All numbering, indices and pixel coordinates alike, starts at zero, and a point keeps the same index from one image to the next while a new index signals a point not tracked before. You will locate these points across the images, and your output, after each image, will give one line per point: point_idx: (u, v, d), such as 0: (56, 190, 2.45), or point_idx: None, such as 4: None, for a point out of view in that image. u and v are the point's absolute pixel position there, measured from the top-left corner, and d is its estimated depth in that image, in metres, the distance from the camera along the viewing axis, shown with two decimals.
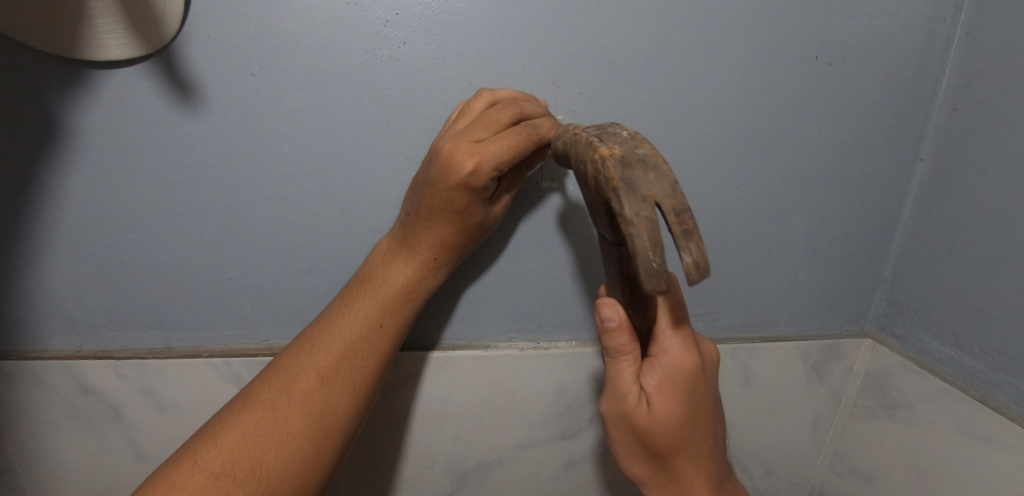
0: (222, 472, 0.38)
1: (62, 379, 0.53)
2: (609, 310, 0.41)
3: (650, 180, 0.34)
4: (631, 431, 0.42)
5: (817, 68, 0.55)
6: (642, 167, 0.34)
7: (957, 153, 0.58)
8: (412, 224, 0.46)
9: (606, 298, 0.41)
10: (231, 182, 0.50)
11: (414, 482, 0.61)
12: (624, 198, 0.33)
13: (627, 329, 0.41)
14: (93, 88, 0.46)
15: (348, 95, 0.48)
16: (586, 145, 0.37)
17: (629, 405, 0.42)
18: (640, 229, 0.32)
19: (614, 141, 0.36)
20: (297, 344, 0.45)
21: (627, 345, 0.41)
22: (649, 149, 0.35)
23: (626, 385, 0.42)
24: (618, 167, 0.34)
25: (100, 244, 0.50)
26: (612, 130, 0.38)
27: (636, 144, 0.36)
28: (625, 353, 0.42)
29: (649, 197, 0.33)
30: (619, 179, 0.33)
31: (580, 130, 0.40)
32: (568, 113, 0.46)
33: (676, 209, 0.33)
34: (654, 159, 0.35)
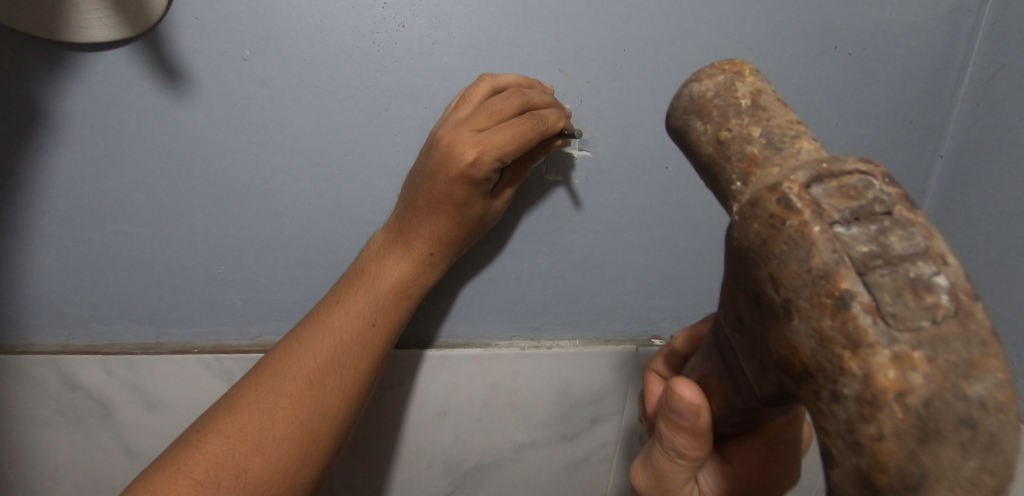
0: (206, 479, 0.36)
1: (49, 375, 0.51)
2: (687, 406, 0.35)
3: (958, 408, 0.21)
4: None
5: (837, 59, 0.53)
6: (911, 290, 0.23)
7: (981, 149, 0.55)
8: (408, 217, 0.43)
9: (688, 394, 0.34)
10: (221, 172, 0.48)
11: (412, 482, 0.60)
12: (870, 410, 0.22)
13: (694, 435, 0.36)
14: (76, 72, 0.43)
15: (343, 82, 0.46)
16: (799, 236, 0.24)
17: (675, 489, 0.39)
18: (887, 440, 0.22)
19: (902, 296, 0.22)
20: (287, 343, 0.43)
21: (693, 447, 0.36)
22: (947, 268, 0.23)
23: (677, 482, 0.39)
24: (844, 334, 0.22)
25: (86, 236, 0.48)
26: (838, 177, 0.25)
27: (914, 254, 0.23)
28: (689, 454, 0.37)
29: (897, 353, 0.22)
30: (815, 225, 0.24)
31: (759, 159, 0.27)
32: (747, 88, 0.29)
33: (947, 401, 0.21)
34: (907, 276, 0.23)
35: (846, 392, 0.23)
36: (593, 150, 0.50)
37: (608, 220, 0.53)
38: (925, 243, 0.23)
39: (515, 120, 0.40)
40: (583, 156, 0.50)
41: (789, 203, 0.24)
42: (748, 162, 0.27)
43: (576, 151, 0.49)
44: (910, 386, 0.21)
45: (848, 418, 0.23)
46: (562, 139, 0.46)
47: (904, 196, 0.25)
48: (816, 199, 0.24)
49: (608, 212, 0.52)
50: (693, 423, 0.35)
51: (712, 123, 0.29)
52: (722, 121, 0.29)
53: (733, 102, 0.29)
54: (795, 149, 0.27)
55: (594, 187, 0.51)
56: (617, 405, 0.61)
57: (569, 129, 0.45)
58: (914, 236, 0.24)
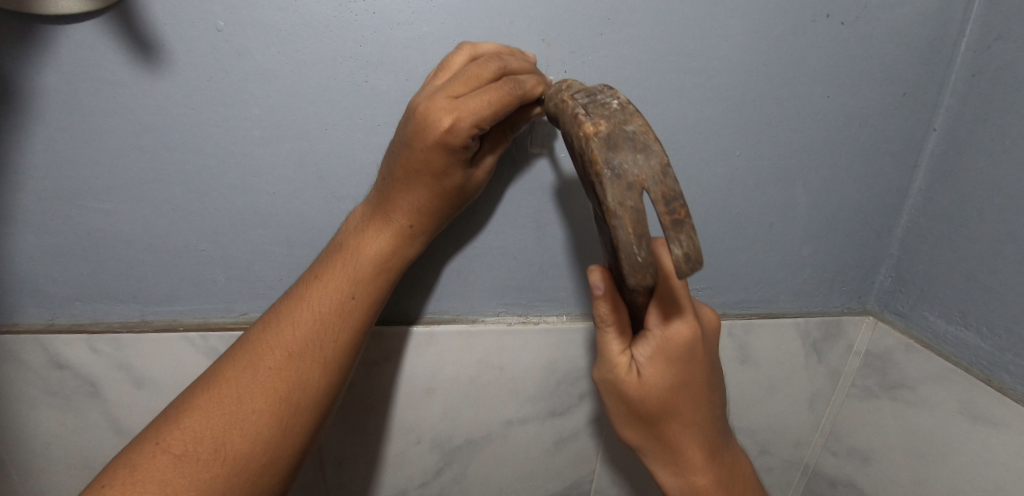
0: (185, 453, 0.36)
1: (36, 354, 0.51)
2: (597, 277, 0.38)
3: (637, 162, 0.32)
4: (619, 397, 0.41)
5: (828, 27, 0.51)
6: (631, 145, 0.32)
7: (973, 122, 0.54)
8: (387, 189, 0.43)
9: (598, 268, 0.38)
10: (200, 148, 0.47)
11: (401, 458, 0.60)
12: (607, 185, 0.31)
13: (613, 301, 0.39)
14: (46, 44, 0.42)
15: (322, 53, 0.45)
16: (571, 117, 0.34)
17: (616, 370, 0.40)
18: (623, 218, 0.31)
19: (598, 110, 0.34)
20: (266, 318, 0.43)
21: (611, 316, 0.39)
22: (635, 118, 0.33)
23: (614, 354, 0.40)
24: (603, 150, 0.32)
25: (65, 214, 0.48)
26: (601, 99, 0.35)
27: (628, 123, 0.33)
28: (609, 323, 0.40)
29: (636, 183, 0.31)
30: (592, 138, 0.32)
31: (569, 97, 0.36)
32: (568, 82, 0.40)
33: (666, 194, 0.31)
34: (643, 139, 0.32)
35: (603, 195, 0.32)
36: None
37: (593, 195, 0.52)
38: (612, 94, 0.35)
39: (492, 85, 0.39)
40: None
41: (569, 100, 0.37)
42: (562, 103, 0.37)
43: (560, 124, 0.49)
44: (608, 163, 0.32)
45: (594, 175, 0.32)
46: (542, 107, 0.44)
47: (615, 88, 0.36)
48: (602, 90, 0.36)
49: None
50: (604, 292, 0.38)
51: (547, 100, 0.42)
52: (542, 92, 0.42)
53: (589, 89, 0.36)
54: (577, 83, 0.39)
55: None
56: None
57: (548, 97, 0.43)
58: (610, 93, 0.35)
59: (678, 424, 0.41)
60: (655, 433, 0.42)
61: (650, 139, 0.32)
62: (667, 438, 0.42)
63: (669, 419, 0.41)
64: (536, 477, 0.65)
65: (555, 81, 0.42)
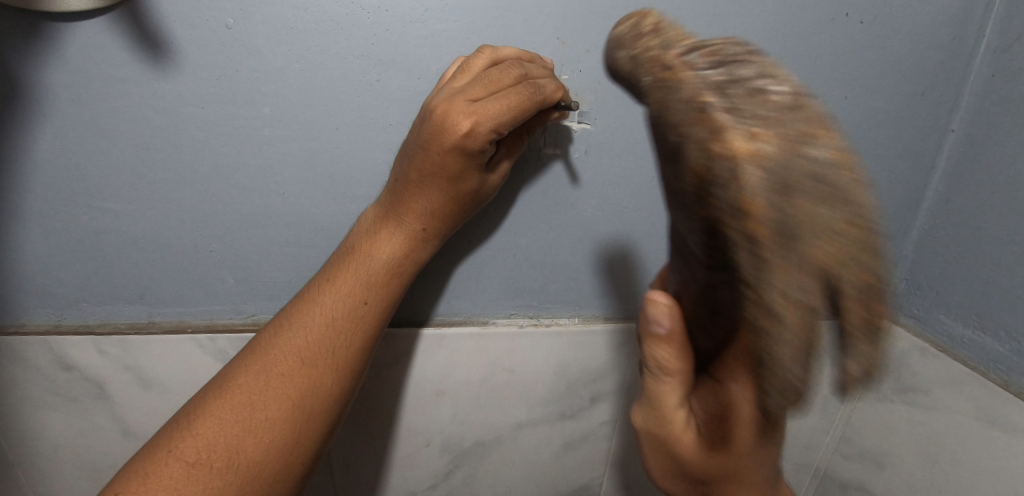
0: (197, 461, 0.35)
1: (43, 356, 0.51)
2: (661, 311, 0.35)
3: (825, 238, 0.25)
4: (665, 450, 0.38)
5: (847, 27, 0.50)
6: (784, 148, 0.24)
7: (994, 123, 0.53)
8: (400, 192, 0.42)
9: (661, 297, 0.35)
10: (209, 147, 0.46)
11: (409, 461, 0.60)
12: (774, 267, 0.25)
13: (676, 345, 0.35)
14: (53, 42, 0.41)
15: (333, 52, 0.44)
16: (684, 101, 0.27)
17: (669, 427, 0.37)
18: (788, 323, 0.25)
19: (746, 102, 0.25)
20: (278, 322, 0.42)
21: (675, 364, 0.36)
22: (820, 133, 0.25)
23: (670, 410, 0.37)
24: (763, 170, 0.24)
25: (72, 214, 0.47)
26: (746, 81, 0.26)
27: (791, 128, 0.25)
28: (670, 372, 0.36)
29: (749, 210, 0.24)
30: (716, 117, 0.25)
31: (680, 64, 0.27)
32: (651, 22, 0.30)
33: (831, 264, 0.25)
34: (782, 128, 0.25)
35: (743, 249, 0.25)
36: (592, 123, 0.48)
37: (607, 196, 0.51)
38: (755, 72, 0.26)
39: (511, 90, 0.38)
40: (582, 129, 0.48)
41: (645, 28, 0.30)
42: (665, 77, 0.28)
43: (575, 124, 0.48)
44: (777, 232, 0.24)
45: (744, 238, 0.25)
46: (559, 112, 0.44)
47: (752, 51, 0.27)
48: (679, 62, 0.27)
49: (607, 187, 0.51)
50: (668, 330, 0.35)
51: (628, 32, 0.31)
52: (629, 46, 0.30)
53: (644, 32, 0.30)
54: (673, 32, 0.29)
55: (593, 161, 0.49)
56: (616, 384, 0.60)
57: (566, 102, 0.43)
58: (765, 78, 0.26)
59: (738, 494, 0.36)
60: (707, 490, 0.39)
61: (850, 191, 0.25)
62: None
63: (723, 481, 0.37)
64: (545, 479, 0.65)
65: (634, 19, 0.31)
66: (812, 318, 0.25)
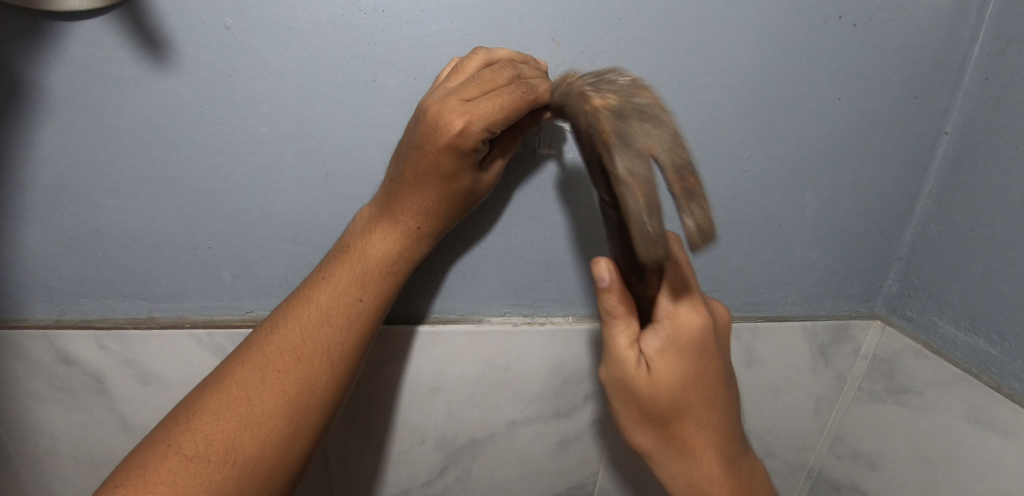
0: (196, 455, 0.36)
1: (44, 350, 0.52)
2: (604, 268, 0.39)
3: (643, 163, 0.32)
4: (629, 395, 0.41)
5: (839, 30, 0.51)
6: (638, 116, 0.33)
7: (986, 125, 0.53)
8: (395, 190, 0.43)
9: (603, 259, 0.39)
10: (208, 145, 0.47)
11: (405, 457, 0.60)
12: (617, 155, 0.32)
13: (621, 294, 0.40)
14: (55, 41, 0.42)
15: (330, 52, 0.45)
16: (581, 99, 0.36)
17: (626, 368, 0.40)
18: (636, 186, 0.31)
19: (631, 117, 0.33)
20: (274, 319, 0.43)
21: (619, 307, 0.40)
22: (698, 189, 0.32)
23: (623, 349, 0.40)
24: (614, 122, 0.33)
25: (73, 210, 0.48)
26: (628, 96, 0.34)
27: (662, 130, 0.32)
28: (617, 315, 0.40)
29: (647, 151, 0.32)
30: (612, 132, 0.32)
31: (594, 97, 0.35)
32: (575, 76, 0.40)
33: (677, 166, 0.32)
34: (653, 108, 0.33)
35: (632, 203, 0.32)
36: None
37: (600, 196, 0.52)
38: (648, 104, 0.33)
39: (504, 89, 0.39)
40: (576, 129, 0.48)
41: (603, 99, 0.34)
42: (588, 101, 0.35)
43: (569, 124, 0.48)
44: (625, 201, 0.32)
45: (636, 277, 0.34)
46: (553, 112, 0.45)
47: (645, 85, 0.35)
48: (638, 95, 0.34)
49: None
50: (611, 283, 0.39)
51: (571, 79, 0.40)
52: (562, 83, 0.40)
53: (632, 101, 0.34)
54: (620, 77, 0.37)
55: (587, 161, 0.50)
56: None
57: None
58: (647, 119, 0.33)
59: (688, 423, 0.41)
60: (666, 433, 0.42)
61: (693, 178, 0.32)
62: (680, 438, 0.41)
63: (679, 417, 0.41)
64: (539, 477, 0.65)
65: (595, 76, 0.38)
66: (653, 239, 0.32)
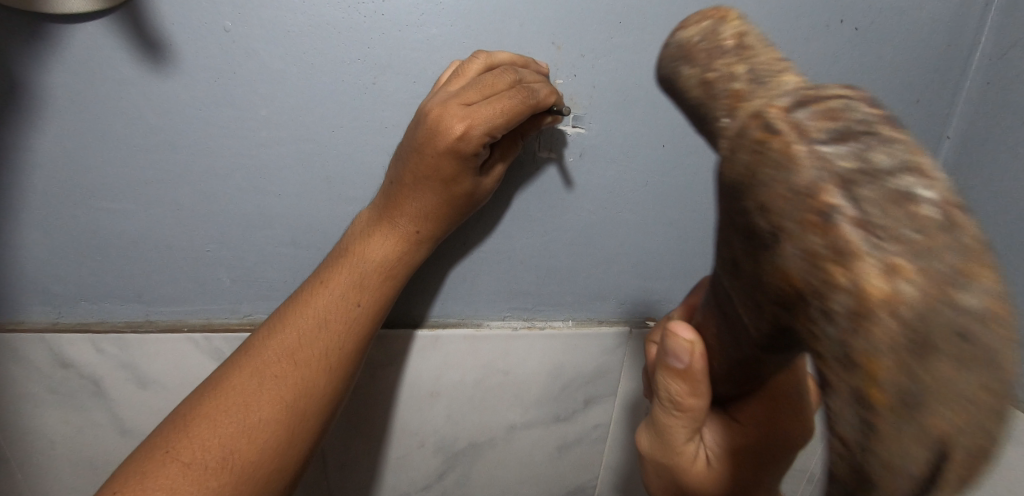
0: (192, 461, 0.36)
1: (41, 353, 0.51)
2: (684, 348, 0.34)
3: (966, 313, 0.17)
4: (671, 474, 0.41)
5: (842, 34, 0.51)
6: (905, 221, 0.18)
7: (987, 131, 0.53)
8: (395, 194, 0.43)
9: (686, 336, 0.34)
10: (207, 148, 0.47)
11: (404, 461, 0.60)
12: (885, 437, 0.17)
13: (689, 382, 0.35)
14: (54, 44, 0.42)
15: (330, 55, 0.44)
16: (706, 138, 0.26)
17: (679, 458, 0.39)
18: (889, 495, 0.18)
19: (892, 215, 0.18)
20: (272, 323, 0.43)
21: (687, 398, 0.36)
22: (978, 270, 0.17)
23: (680, 443, 0.39)
24: (807, 279, 0.19)
25: (71, 213, 0.47)
26: (863, 138, 0.19)
27: (946, 262, 0.17)
28: (682, 409, 0.37)
29: (923, 416, 0.17)
30: (788, 139, 0.20)
31: (783, 118, 0.21)
32: (731, 29, 0.26)
33: (983, 395, 0.17)
34: (903, 248, 0.17)
35: (836, 320, 0.18)
36: (587, 127, 0.48)
37: (600, 199, 0.52)
38: (919, 182, 0.18)
39: (505, 94, 0.39)
40: (576, 133, 0.48)
41: (772, 127, 0.21)
42: (734, 98, 0.24)
43: (569, 127, 0.48)
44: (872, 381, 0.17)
45: (855, 398, 0.18)
46: (552, 116, 0.45)
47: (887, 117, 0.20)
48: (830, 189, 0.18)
49: (602, 191, 0.51)
50: (687, 367, 0.35)
51: (698, 67, 0.26)
52: (708, 63, 0.26)
53: (719, 43, 0.26)
54: (779, 82, 0.23)
55: (587, 165, 0.50)
56: (610, 386, 0.61)
57: (559, 106, 0.44)
58: (915, 175, 0.19)
59: None
60: None
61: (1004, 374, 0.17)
62: None
63: None
64: (539, 481, 0.65)
65: (721, 67, 0.25)
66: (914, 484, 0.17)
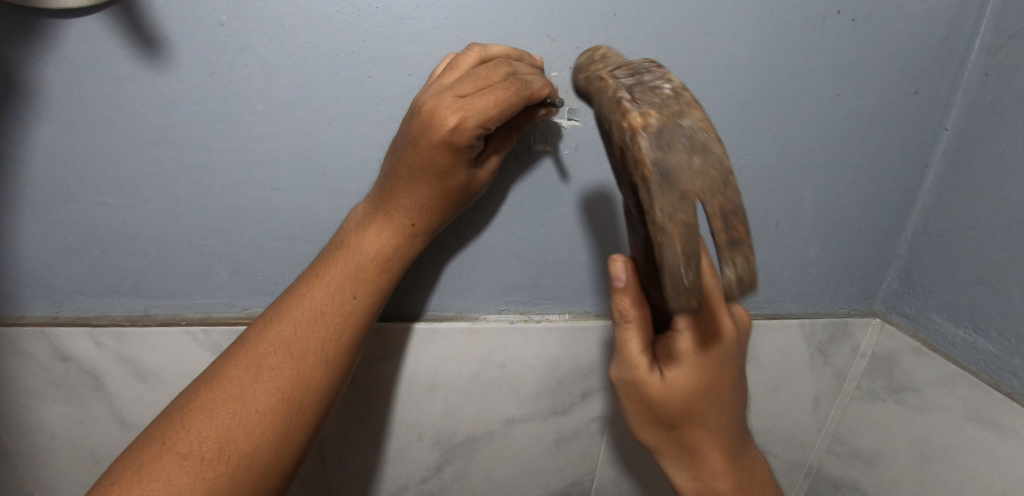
0: (190, 452, 0.36)
1: (42, 347, 0.52)
2: (620, 268, 0.38)
3: (694, 174, 0.31)
4: (637, 395, 0.41)
5: (838, 25, 0.50)
6: (685, 146, 0.32)
7: (985, 123, 0.53)
8: (389, 187, 0.43)
9: (620, 256, 0.38)
10: (202, 142, 0.47)
11: (402, 454, 0.60)
12: (657, 198, 0.31)
13: (633, 294, 0.39)
14: (50, 39, 0.42)
15: (324, 48, 0.44)
16: (613, 100, 0.34)
17: (638, 370, 0.40)
18: (672, 234, 0.31)
19: (675, 147, 0.32)
20: (267, 316, 0.43)
21: (631, 309, 0.39)
22: (691, 109, 0.33)
23: (634, 354, 0.40)
24: (655, 156, 0.31)
25: (68, 208, 0.48)
26: (648, 82, 0.34)
27: (685, 115, 0.33)
28: (630, 319, 0.40)
29: (688, 192, 0.31)
30: (607, 82, 0.35)
31: (609, 77, 0.35)
32: (602, 53, 0.39)
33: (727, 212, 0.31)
34: (700, 137, 0.32)
35: (667, 209, 0.31)
36: (582, 120, 0.48)
37: (595, 193, 0.52)
38: (700, 148, 0.32)
39: (499, 85, 0.39)
40: (571, 126, 0.48)
41: (629, 90, 0.34)
42: (600, 81, 0.36)
43: (564, 120, 0.48)
44: (658, 157, 0.31)
45: (649, 204, 0.32)
46: (546, 109, 0.44)
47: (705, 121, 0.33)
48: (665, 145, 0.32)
49: (597, 184, 0.51)
50: (627, 283, 0.39)
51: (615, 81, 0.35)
52: (602, 77, 0.36)
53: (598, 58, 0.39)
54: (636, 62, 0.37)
55: (582, 158, 0.50)
56: (606, 380, 0.61)
57: (553, 99, 0.43)
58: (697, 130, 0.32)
59: (701, 430, 0.41)
60: (677, 439, 0.42)
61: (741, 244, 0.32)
62: (688, 441, 0.42)
63: (690, 422, 0.41)
64: (537, 474, 0.65)
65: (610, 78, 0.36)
66: (681, 220, 0.31)
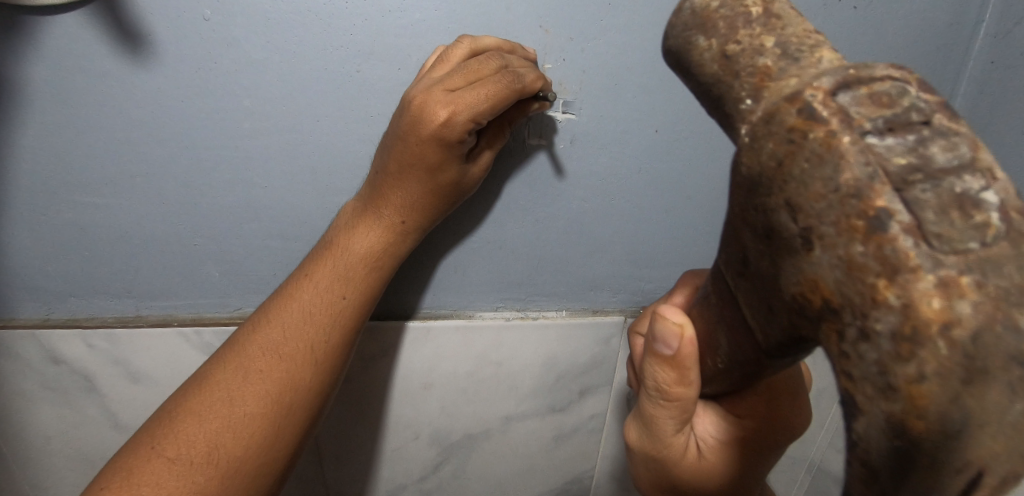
0: (179, 456, 0.36)
1: (34, 349, 0.51)
2: (674, 336, 0.34)
3: (948, 300, 0.19)
4: (663, 466, 0.42)
5: None
6: (902, 171, 0.19)
7: (990, 112, 0.52)
8: (380, 183, 0.42)
9: (676, 322, 0.34)
10: (190, 140, 0.46)
11: (399, 453, 0.60)
12: (853, 336, 0.20)
13: (680, 370, 0.35)
14: (31, 36, 0.41)
15: (311, 43, 0.43)
16: (763, 109, 0.23)
17: (669, 447, 0.40)
18: (910, 403, 0.19)
19: (911, 181, 0.19)
20: (256, 319, 0.42)
21: (677, 391, 0.36)
22: (924, 110, 0.20)
23: (669, 435, 0.39)
24: (866, 260, 0.19)
25: (56, 208, 0.47)
26: (859, 81, 0.21)
27: (935, 159, 0.19)
28: (672, 398, 0.37)
29: (921, 337, 0.19)
30: (768, 82, 0.23)
31: (773, 70, 0.23)
32: (728, 0, 0.27)
33: (981, 344, 0.19)
34: (963, 216, 0.19)
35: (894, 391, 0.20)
36: (577, 113, 0.47)
37: (591, 187, 0.51)
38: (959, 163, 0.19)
39: (490, 78, 0.38)
40: (565, 119, 0.47)
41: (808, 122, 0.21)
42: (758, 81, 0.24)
43: (558, 113, 0.47)
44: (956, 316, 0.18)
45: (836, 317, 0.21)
46: (538, 102, 0.43)
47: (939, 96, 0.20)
48: (891, 174, 0.19)
49: (594, 178, 0.50)
50: (676, 354, 0.35)
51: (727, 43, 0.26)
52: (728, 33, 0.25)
53: (740, 10, 0.25)
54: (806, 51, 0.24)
55: (578, 152, 0.49)
56: (604, 377, 0.60)
57: (545, 92, 0.42)
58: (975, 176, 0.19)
59: (719, 492, 0.43)
60: None
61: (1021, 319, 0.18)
62: None
63: (706, 488, 0.43)
64: (536, 472, 0.65)
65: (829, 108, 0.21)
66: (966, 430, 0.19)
